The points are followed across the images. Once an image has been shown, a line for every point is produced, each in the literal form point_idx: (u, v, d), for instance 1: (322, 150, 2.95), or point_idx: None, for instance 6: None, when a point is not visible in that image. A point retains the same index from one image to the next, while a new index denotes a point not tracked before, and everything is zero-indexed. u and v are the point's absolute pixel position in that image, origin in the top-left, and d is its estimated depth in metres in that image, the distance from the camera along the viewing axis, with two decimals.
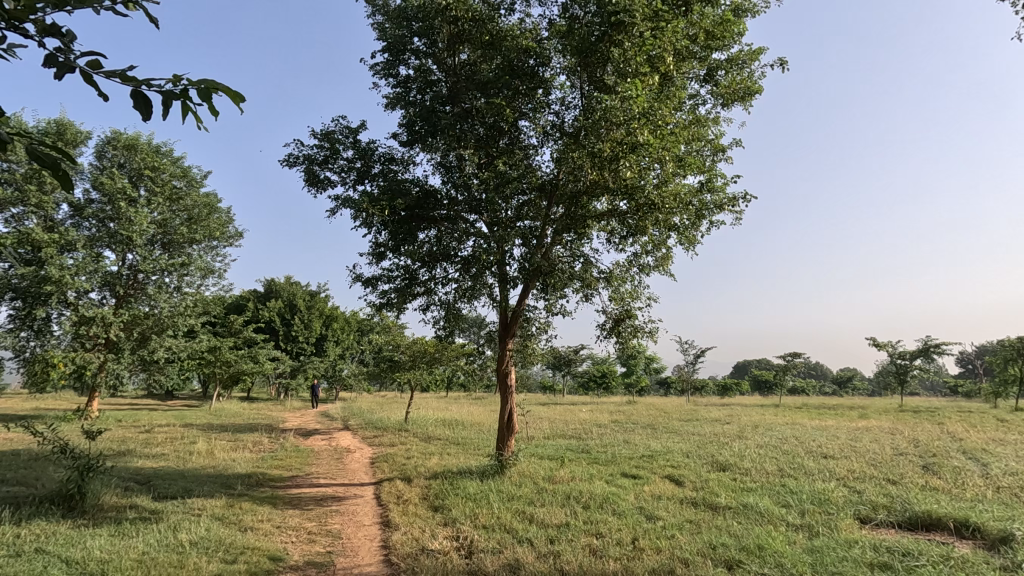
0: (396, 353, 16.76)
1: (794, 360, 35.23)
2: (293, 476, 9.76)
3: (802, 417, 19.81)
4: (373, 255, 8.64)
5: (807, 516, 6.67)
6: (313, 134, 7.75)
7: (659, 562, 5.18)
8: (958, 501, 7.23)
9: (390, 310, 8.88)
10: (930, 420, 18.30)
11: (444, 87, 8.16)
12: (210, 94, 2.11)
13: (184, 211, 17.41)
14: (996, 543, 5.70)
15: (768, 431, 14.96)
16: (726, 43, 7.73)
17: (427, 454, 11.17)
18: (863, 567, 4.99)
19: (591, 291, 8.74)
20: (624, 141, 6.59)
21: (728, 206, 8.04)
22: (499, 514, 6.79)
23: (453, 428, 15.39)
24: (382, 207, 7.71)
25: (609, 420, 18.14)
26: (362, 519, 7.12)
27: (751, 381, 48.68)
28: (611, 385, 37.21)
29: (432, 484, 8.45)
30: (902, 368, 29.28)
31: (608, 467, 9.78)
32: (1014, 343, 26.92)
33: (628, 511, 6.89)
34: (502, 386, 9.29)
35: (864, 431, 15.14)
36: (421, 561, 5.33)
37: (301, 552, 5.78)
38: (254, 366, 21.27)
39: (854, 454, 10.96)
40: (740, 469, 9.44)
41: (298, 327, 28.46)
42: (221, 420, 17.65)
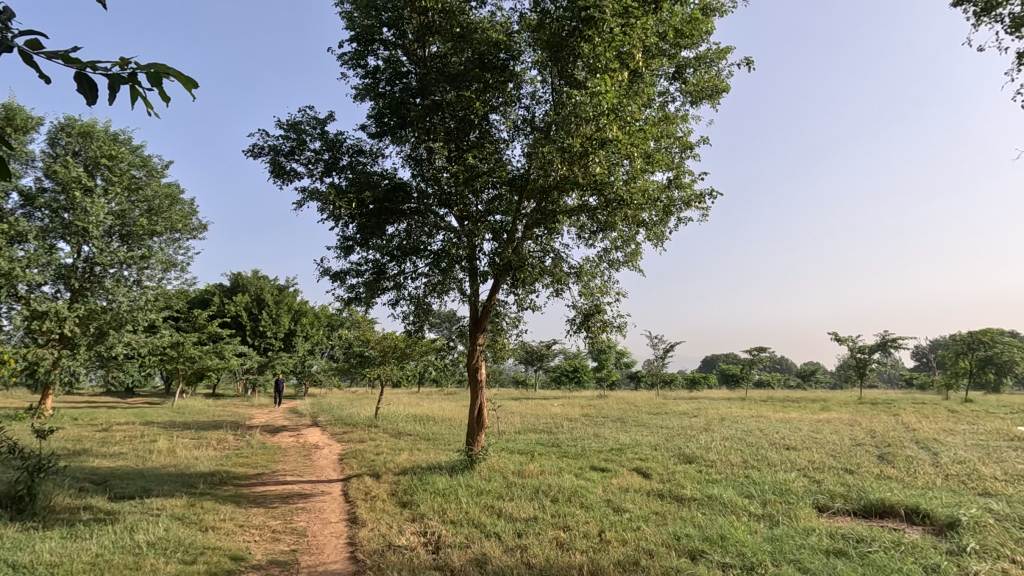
0: (366, 348, 16.59)
1: (760, 354, 36.21)
2: (258, 474, 9.56)
3: (767, 409, 20.39)
4: (341, 249, 8.46)
5: (768, 506, 6.84)
6: (278, 124, 7.51)
7: (625, 554, 5.24)
8: (909, 489, 7.55)
9: (359, 305, 8.76)
10: (887, 412, 18.98)
11: (415, 78, 8.00)
12: (161, 79, 2.05)
13: (143, 201, 16.79)
14: (943, 529, 5.96)
15: (734, 424, 15.32)
16: (694, 42, 7.85)
17: (397, 450, 11.10)
18: (820, 554, 5.14)
19: (562, 286, 8.76)
20: (594, 137, 6.69)
21: (695, 202, 8.17)
22: (467, 509, 6.78)
23: (424, 424, 15.32)
24: (351, 200, 7.56)
25: (579, 415, 18.32)
26: (329, 516, 7.02)
27: (719, 375, 49.76)
28: (583, 379, 37.62)
29: (402, 480, 8.40)
30: (862, 362, 30.27)
31: (578, 461, 9.86)
32: (966, 336, 28.20)
33: (596, 504, 6.95)
34: (472, 381, 9.30)
35: (825, 423, 15.63)
36: (387, 558, 5.27)
37: (264, 552, 5.65)
38: (219, 362, 20.72)
39: (814, 445, 11.28)
40: (706, 461, 9.65)
41: (266, 322, 27.78)
42: (184, 418, 17.16)
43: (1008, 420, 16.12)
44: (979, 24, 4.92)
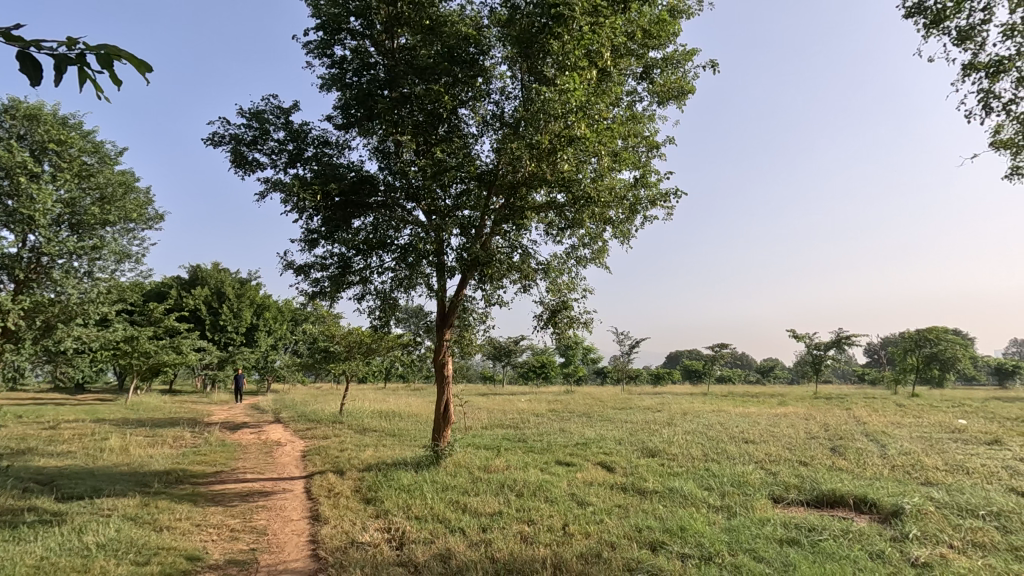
0: (331, 343, 16.33)
1: (722, 351, 37.19)
2: (217, 472, 9.31)
3: (727, 404, 20.99)
4: (305, 242, 8.29)
5: (726, 498, 7.04)
6: (240, 112, 7.28)
7: (587, 546, 5.32)
8: (858, 479, 7.90)
9: (323, 299, 8.60)
10: (839, 406, 19.76)
11: (383, 70, 7.88)
12: (111, 61, 1.98)
13: (95, 188, 16.04)
14: (889, 517, 6.26)
15: (696, 418, 15.72)
16: (662, 42, 7.97)
17: (361, 446, 10.98)
18: (774, 543, 5.33)
19: (530, 282, 8.79)
20: (562, 134, 6.72)
21: (660, 201, 8.34)
22: (432, 505, 6.76)
23: (389, 420, 15.18)
24: (315, 191, 7.38)
25: (546, 410, 18.50)
26: (290, 514, 6.90)
27: (683, 370, 50.85)
28: (550, 374, 37.86)
29: (366, 476, 8.32)
30: (818, 358, 31.42)
31: (544, 456, 9.95)
32: (913, 334, 29.55)
33: (560, 498, 7.03)
34: (438, 376, 9.27)
35: (782, 417, 16.20)
36: (350, 555, 5.21)
37: (222, 551, 5.51)
38: (177, 357, 20.04)
39: (771, 438, 11.67)
40: (668, 455, 9.87)
41: (226, 316, 26.96)
42: (139, 415, 16.55)
43: (949, 413, 17.02)
44: (929, 36, 5.15)
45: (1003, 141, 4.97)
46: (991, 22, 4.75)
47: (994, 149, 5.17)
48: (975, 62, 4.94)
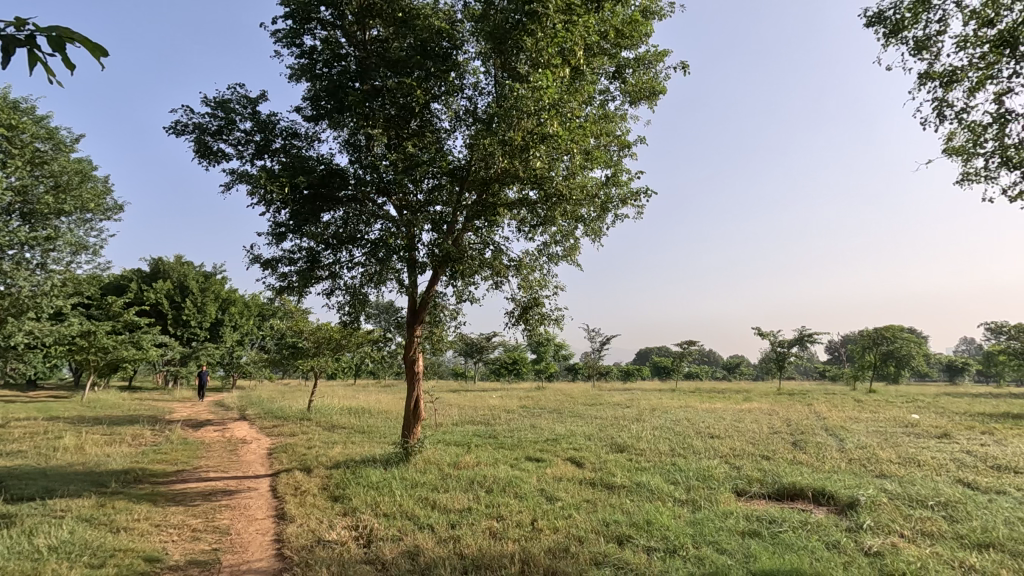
0: (299, 339, 16.03)
1: (690, 347, 37.94)
2: (178, 471, 9.06)
3: (695, 400, 21.45)
4: (273, 235, 8.10)
5: (692, 492, 7.19)
6: (205, 101, 7.06)
7: (555, 541, 5.37)
8: (817, 472, 8.18)
9: (291, 294, 8.44)
10: (801, 402, 20.40)
11: (354, 61, 7.74)
12: (63, 44, 1.90)
13: (49, 176, 15.39)
14: (845, 509, 6.50)
15: (664, 414, 16.01)
16: (634, 42, 8.06)
17: (330, 443, 10.84)
18: (735, 535, 5.48)
19: (501, 278, 8.78)
20: (535, 131, 6.72)
21: (631, 200, 8.45)
22: (401, 501, 6.72)
23: (359, 417, 15.01)
24: (283, 184, 7.22)
25: (517, 406, 18.58)
26: (255, 513, 6.77)
27: (652, 367, 51.67)
28: (522, 371, 37.96)
29: (334, 473, 8.22)
30: (781, 355, 32.34)
31: (514, 451, 9.98)
32: (872, 332, 30.65)
33: (529, 494, 7.08)
34: (409, 373, 9.20)
35: (746, 412, 16.64)
36: (316, 554, 5.14)
37: (183, 551, 5.38)
38: (137, 353, 19.38)
39: (735, 433, 11.97)
40: (636, 450, 10.03)
41: (190, 311, 26.18)
42: (96, 412, 15.98)
43: (903, 408, 17.73)
44: (888, 45, 5.33)
45: (955, 148, 5.17)
46: (945, 34, 4.94)
47: (948, 155, 5.33)
48: (930, 71, 5.12)
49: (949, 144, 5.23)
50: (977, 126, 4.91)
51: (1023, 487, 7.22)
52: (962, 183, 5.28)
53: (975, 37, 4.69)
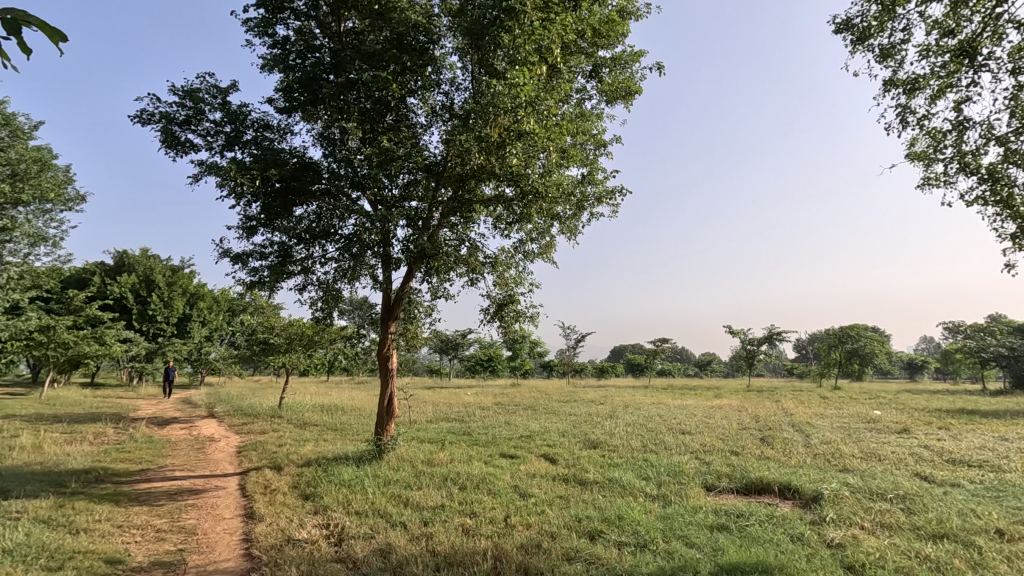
0: (271, 335, 15.73)
1: (663, 345, 38.54)
2: (143, 470, 8.82)
3: (667, 396, 21.81)
4: (243, 229, 7.93)
5: (663, 487, 7.31)
6: (172, 89, 6.86)
7: (528, 537, 5.40)
8: (784, 467, 8.39)
9: (262, 289, 8.27)
10: (770, 398, 20.91)
11: (329, 54, 7.62)
12: (19, 27, 1.83)
13: (6, 164, 14.65)
14: (809, 502, 6.68)
15: (636, 410, 16.23)
16: (611, 42, 8.12)
17: (301, 441, 10.69)
18: (704, 529, 5.59)
19: (477, 275, 8.77)
20: (511, 128, 6.71)
21: (606, 199, 8.52)
22: (373, 499, 6.67)
23: (331, 414, 14.81)
24: (254, 177, 7.06)
25: (492, 403, 18.61)
26: (223, 512, 6.64)
27: (626, 364, 52.27)
28: (497, 368, 37.97)
29: (305, 471, 8.11)
30: (751, 353, 33.09)
31: (488, 448, 10.00)
32: (837, 330, 31.56)
33: (503, 491, 7.09)
34: (382, 370, 9.11)
35: (717, 409, 16.99)
36: (286, 553, 5.06)
37: (146, 553, 5.23)
38: (100, 349, 18.76)
39: (705, 429, 12.19)
40: (609, 446, 10.15)
41: (156, 305, 25.44)
42: (55, 410, 15.42)
43: (866, 405, 18.33)
44: (855, 51, 5.47)
45: (917, 153, 5.33)
46: (908, 42, 5.08)
47: (910, 160, 5.49)
48: (894, 78, 5.26)
49: (911, 150, 5.38)
50: (937, 132, 5.07)
51: (975, 480, 7.53)
52: (923, 188, 5.44)
53: (936, 46, 4.83)
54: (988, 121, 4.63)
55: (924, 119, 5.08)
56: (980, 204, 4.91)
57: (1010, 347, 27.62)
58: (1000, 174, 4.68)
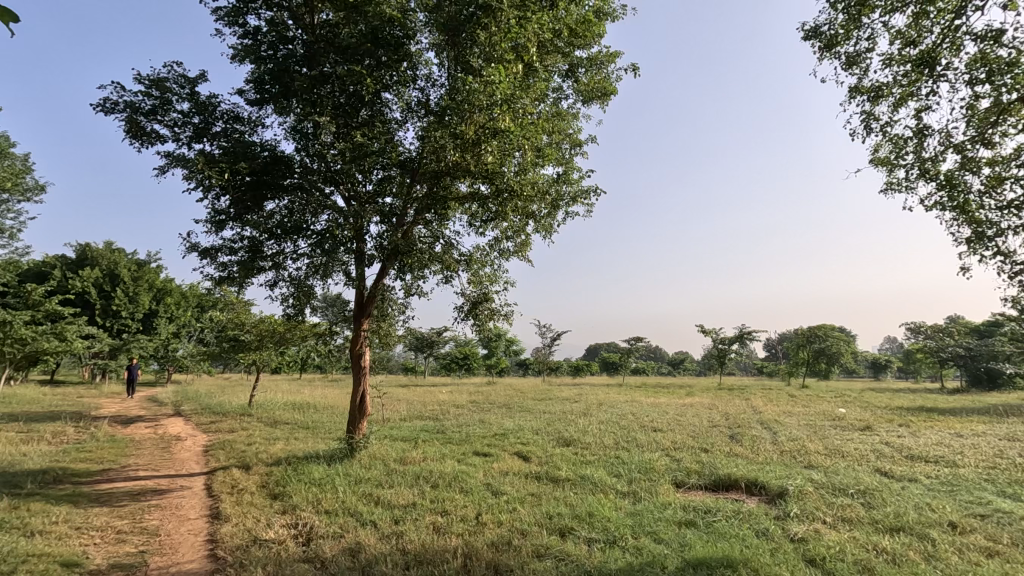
0: (240, 332, 15.40)
1: (637, 343, 39.02)
2: (104, 470, 8.55)
3: (640, 394, 22.08)
4: (212, 224, 7.74)
5: (633, 484, 7.41)
6: (137, 78, 6.64)
7: (499, 535, 5.40)
8: (751, 463, 8.58)
9: (231, 285, 8.09)
10: (739, 396, 21.39)
11: (302, 45, 7.44)
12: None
13: None
14: (775, 498, 6.84)
15: (610, 408, 16.41)
16: (587, 42, 8.18)
17: (271, 439, 10.51)
18: (673, 525, 5.68)
19: (451, 273, 8.73)
20: (487, 126, 6.66)
21: (581, 198, 8.57)
22: (344, 498, 6.60)
23: (303, 412, 14.57)
24: (223, 170, 6.88)
25: (467, 401, 18.56)
26: (187, 512, 6.47)
27: (601, 362, 52.70)
28: (472, 366, 37.80)
29: (273, 471, 7.96)
30: (722, 351, 33.74)
31: (462, 446, 9.98)
32: (805, 330, 32.43)
33: (475, 488, 7.09)
34: (355, 367, 8.99)
35: (688, 406, 17.24)
36: (252, 553, 4.97)
37: (106, 555, 5.08)
38: (60, 345, 18.11)
39: (677, 427, 12.35)
40: (582, 444, 10.22)
41: (121, 300, 24.64)
42: (10, 408, 14.83)
43: (831, 403, 18.88)
44: (822, 58, 5.60)
45: (880, 159, 5.48)
46: (873, 51, 5.22)
47: (873, 165, 5.62)
48: (859, 86, 5.40)
49: (876, 155, 5.54)
50: (900, 139, 5.23)
51: (931, 474, 7.82)
52: (885, 192, 5.58)
53: (899, 55, 4.98)
54: (947, 129, 4.80)
55: (887, 126, 5.23)
56: (939, 209, 5.08)
57: (966, 347, 28.81)
58: (957, 181, 4.86)
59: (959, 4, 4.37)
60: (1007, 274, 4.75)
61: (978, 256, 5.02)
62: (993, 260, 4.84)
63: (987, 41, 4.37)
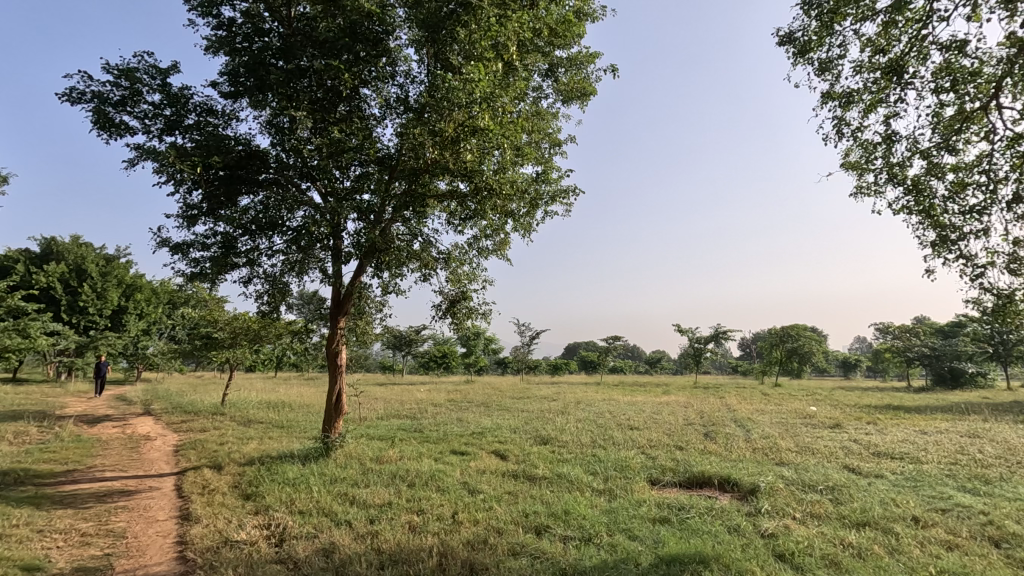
0: (213, 329, 15.10)
1: (615, 343, 39.37)
2: (69, 471, 8.30)
3: (617, 393, 22.28)
4: (184, 218, 7.57)
5: (609, 481, 7.48)
6: (106, 68, 6.45)
7: (475, 533, 5.41)
8: (724, 461, 8.73)
9: (204, 281, 7.93)
10: (714, 395, 21.78)
11: (278, 38, 7.30)
12: None
13: None
14: (747, 495, 6.97)
15: (587, 407, 16.53)
16: (567, 42, 8.22)
17: (245, 439, 10.34)
18: (647, 522, 5.74)
19: (429, 271, 8.69)
20: (466, 123, 6.63)
21: (560, 198, 8.61)
22: (318, 498, 6.52)
23: (278, 411, 14.35)
24: (195, 163, 6.72)
25: (445, 399, 18.51)
26: (156, 514, 6.32)
27: (579, 361, 53.02)
28: (451, 364, 37.66)
29: (246, 471, 7.83)
30: (698, 350, 34.25)
31: (439, 445, 9.95)
32: (779, 330, 33.14)
33: (452, 487, 7.07)
34: (331, 365, 8.88)
35: (664, 405, 17.49)
36: (222, 555, 4.88)
37: (69, 558, 4.94)
38: (23, 342, 17.52)
39: (653, 425, 12.49)
40: (559, 442, 10.28)
41: (88, 296, 23.95)
42: None
43: (802, 401, 19.32)
44: (796, 64, 5.71)
45: (851, 163, 5.61)
46: (845, 58, 5.34)
47: (845, 169, 5.75)
48: (831, 91, 5.52)
49: (846, 160, 5.67)
50: (869, 144, 5.36)
51: (897, 471, 8.06)
52: (855, 196, 5.73)
53: (869, 63, 5.11)
54: (913, 136, 4.95)
55: (857, 131, 5.36)
56: (906, 213, 5.23)
57: (932, 347, 29.79)
58: (923, 186, 5.01)
59: (926, 14, 4.51)
60: (968, 277, 4.93)
61: (942, 258, 5.19)
62: (955, 262, 5.01)
63: (952, 51, 4.50)
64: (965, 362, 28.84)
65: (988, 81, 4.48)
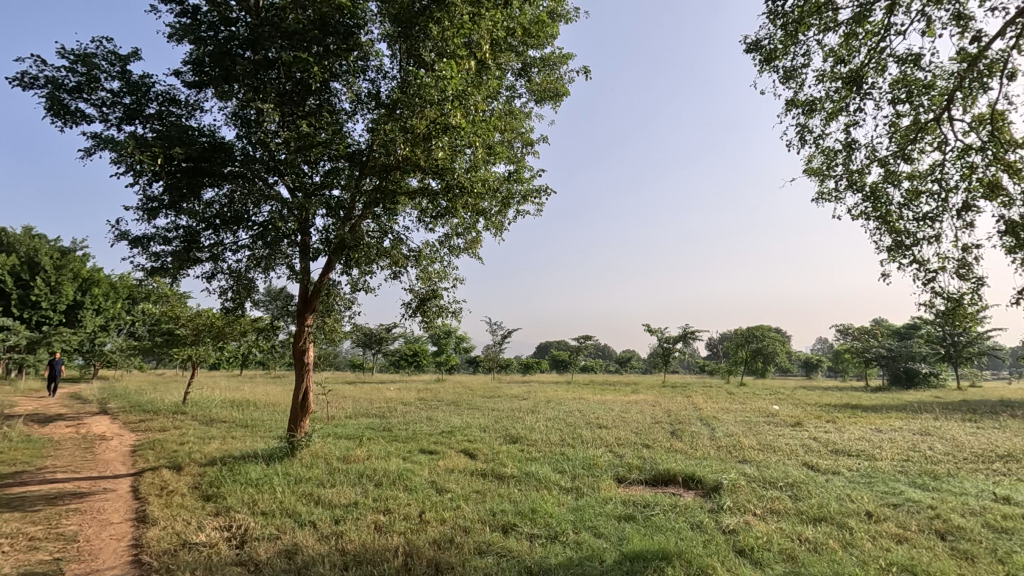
0: (175, 326, 14.63)
1: (587, 342, 39.63)
2: (17, 473, 7.94)
3: (587, 392, 22.44)
4: (144, 211, 7.32)
5: (576, 480, 7.53)
6: (61, 52, 6.19)
7: (441, 533, 5.38)
8: (689, 459, 8.88)
9: (164, 276, 7.68)
10: (681, 393, 22.21)
11: (245, 27, 7.12)
12: None
13: None
14: (710, 492, 7.12)
15: (557, 405, 16.61)
16: (541, 43, 8.25)
17: (207, 438, 10.06)
18: (612, 519, 5.81)
19: (400, 269, 8.62)
20: (438, 121, 6.59)
21: (532, 197, 8.63)
22: (282, 498, 6.40)
23: (241, 410, 14.01)
24: (156, 155, 6.50)
25: (415, 398, 18.36)
26: (110, 516, 6.10)
27: (551, 360, 53.24)
28: (422, 363, 37.35)
29: (207, 471, 7.63)
30: (667, 350, 34.79)
31: (408, 444, 9.87)
32: (744, 331, 33.92)
33: (419, 486, 7.02)
34: (298, 364, 8.70)
35: (633, 403, 17.75)
36: (181, 557, 4.75)
37: (14, 564, 4.72)
38: None
39: (621, 424, 12.63)
40: (529, 440, 10.32)
41: (41, 290, 22.90)
42: None
43: (766, 400, 19.81)
44: (762, 71, 5.84)
45: (813, 169, 5.78)
46: (808, 67, 5.49)
47: (808, 174, 5.91)
48: (795, 98, 5.67)
49: (809, 166, 5.84)
50: (831, 151, 5.53)
51: (852, 467, 8.34)
52: (817, 201, 5.90)
53: (831, 72, 5.28)
54: (872, 144, 5.12)
55: (819, 139, 5.52)
56: (864, 218, 5.42)
57: (888, 348, 30.90)
58: (880, 192, 5.19)
59: (883, 27, 4.68)
60: (922, 280, 5.15)
61: (897, 262, 5.40)
62: (909, 266, 5.23)
63: (907, 64, 4.69)
64: (919, 362, 30.00)
65: (940, 93, 4.68)
